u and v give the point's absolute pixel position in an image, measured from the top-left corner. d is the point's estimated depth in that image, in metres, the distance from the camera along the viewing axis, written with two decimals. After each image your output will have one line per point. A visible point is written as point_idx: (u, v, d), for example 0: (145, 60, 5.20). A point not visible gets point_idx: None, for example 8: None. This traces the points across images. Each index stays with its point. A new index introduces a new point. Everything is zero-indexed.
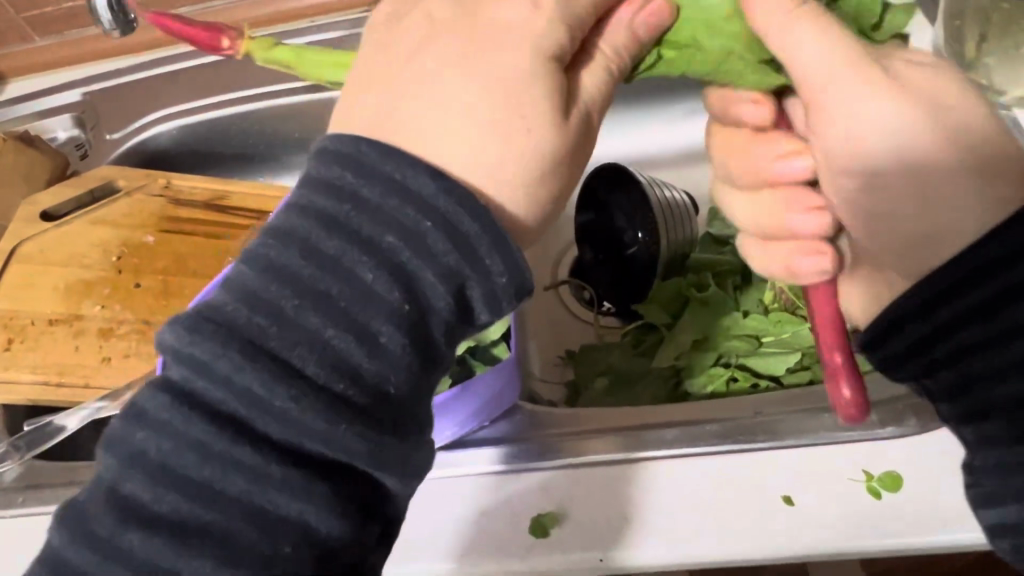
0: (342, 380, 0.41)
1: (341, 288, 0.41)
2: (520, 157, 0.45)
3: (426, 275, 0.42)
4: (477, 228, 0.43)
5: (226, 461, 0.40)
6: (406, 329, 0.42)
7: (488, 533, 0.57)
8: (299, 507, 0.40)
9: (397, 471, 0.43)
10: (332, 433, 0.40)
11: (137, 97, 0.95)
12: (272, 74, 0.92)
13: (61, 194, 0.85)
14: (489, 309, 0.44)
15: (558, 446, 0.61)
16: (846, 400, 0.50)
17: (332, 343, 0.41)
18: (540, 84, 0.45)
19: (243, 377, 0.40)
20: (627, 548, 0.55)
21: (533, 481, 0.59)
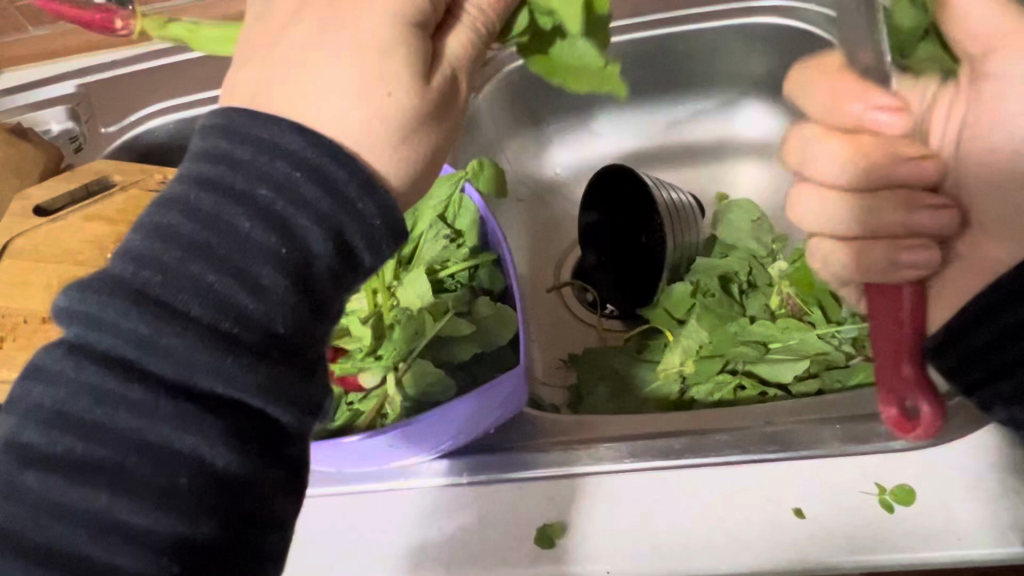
0: (229, 321, 0.38)
1: (220, 239, 0.39)
2: (384, 113, 0.43)
3: (302, 220, 0.40)
4: (347, 175, 0.42)
5: (119, 401, 0.37)
6: (287, 270, 0.40)
7: (471, 544, 0.56)
8: (193, 441, 0.38)
9: (290, 409, 0.40)
10: (221, 365, 0.38)
11: (132, 91, 0.93)
12: None
13: (56, 188, 0.83)
14: (372, 253, 0.43)
15: (564, 455, 0.60)
16: (927, 416, 0.53)
17: (214, 287, 0.38)
18: (399, 48, 0.43)
19: (132, 320, 0.37)
20: (638, 559, 0.54)
21: (513, 491, 0.58)
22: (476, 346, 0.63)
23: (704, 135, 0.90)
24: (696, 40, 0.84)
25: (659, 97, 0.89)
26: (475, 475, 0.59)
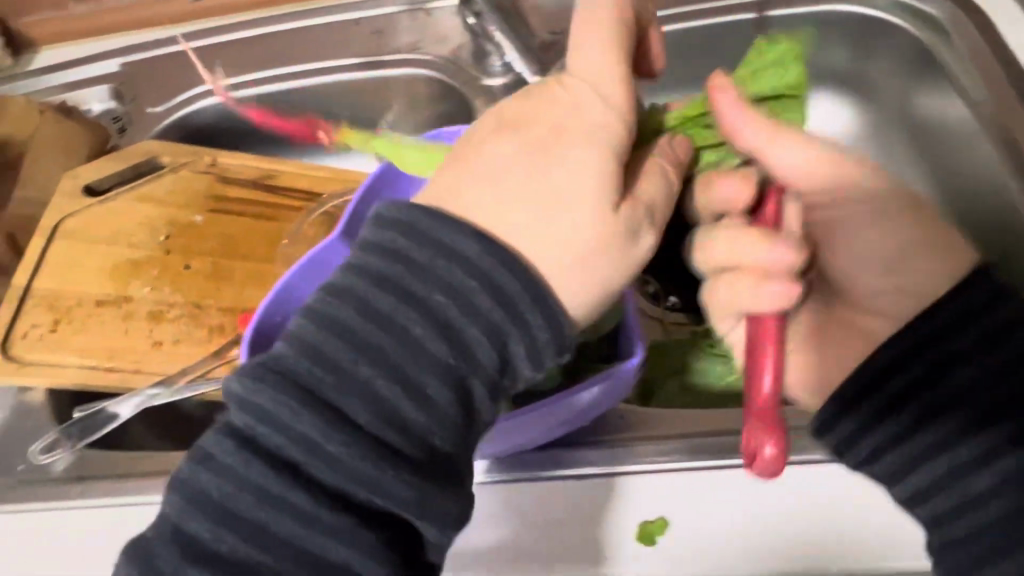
0: (393, 432, 0.42)
1: (399, 348, 0.42)
2: (571, 241, 0.46)
3: (472, 330, 0.43)
4: (519, 286, 0.45)
5: (280, 502, 0.41)
6: (453, 385, 0.43)
7: (567, 543, 0.54)
8: (345, 552, 0.40)
9: (445, 526, 0.43)
10: (382, 477, 0.41)
11: (177, 73, 0.91)
12: (326, 51, 0.88)
13: (104, 168, 0.80)
14: (532, 365, 0.45)
15: (653, 450, 0.57)
16: (769, 455, 0.44)
17: (383, 396, 0.42)
18: (594, 176, 0.46)
19: (310, 427, 0.41)
20: (742, 559, 0.52)
21: (571, 491, 0.56)
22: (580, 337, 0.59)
23: None
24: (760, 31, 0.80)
25: None
26: (528, 473, 0.57)
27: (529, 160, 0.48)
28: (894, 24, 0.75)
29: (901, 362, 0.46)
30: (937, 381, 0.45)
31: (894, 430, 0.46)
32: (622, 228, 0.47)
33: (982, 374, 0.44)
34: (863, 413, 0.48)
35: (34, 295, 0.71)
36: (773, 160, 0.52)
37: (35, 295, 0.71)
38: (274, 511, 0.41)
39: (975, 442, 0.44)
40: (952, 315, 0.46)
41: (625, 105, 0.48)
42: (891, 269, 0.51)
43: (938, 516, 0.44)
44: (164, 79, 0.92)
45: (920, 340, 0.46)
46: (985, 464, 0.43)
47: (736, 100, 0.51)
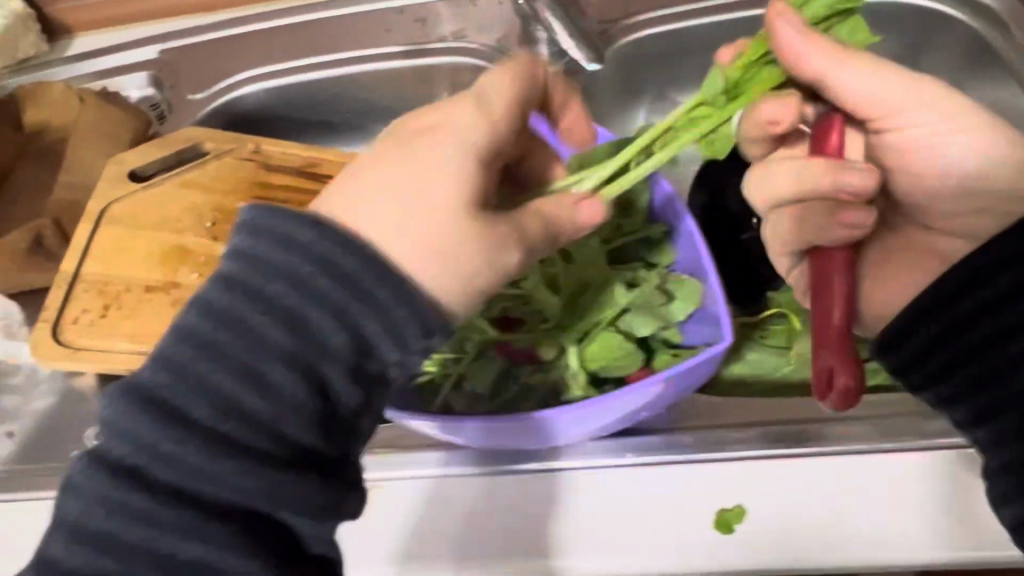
0: (234, 424, 0.40)
1: (241, 343, 0.41)
2: (416, 233, 0.43)
3: (313, 317, 0.41)
4: (358, 267, 0.42)
5: (142, 515, 0.39)
6: (303, 372, 0.41)
7: (632, 532, 0.52)
8: (201, 550, 0.39)
9: (311, 513, 0.41)
10: (217, 469, 0.39)
11: (219, 59, 0.91)
12: (369, 39, 0.87)
13: (148, 154, 0.80)
14: (394, 346, 0.42)
15: (723, 437, 0.54)
16: (845, 386, 0.46)
17: (222, 388, 0.40)
18: (453, 173, 0.44)
19: (155, 431, 0.39)
20: (821, 550, 0.49)
21: (556, 484, 0.55)
22: (654, 325, 0.50)
23: None
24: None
25: None
26: (507, 466, 0.56)
27: (396, 162, 0.45)
28: (949, 15, 0.75)
29: (941, 304, 0.50)
30: (978, 323, 0.49)
31: (940, 360, 0.51)
32: (479, 234, 0.44)
33: (1015, 320, 0.47)
34: (914, 340, 0.52)
35: (82, 280, 0.70)
36: (842, 87, 0.49)
37: (84, 280, 0.70)
38: (154, 527, 0.39)
39: (1012, 376, 0.47)
40: (988, 265, 0.49)
41: (504, 113, 0.46)
42: (964, 193, 0.53)
43: (978, 439, 0.48)
44: (203, 65, 0.91)
45: (958, 286, 0.50)
46: (1006, 404, 0.47)
47: (801, 31, 0.48)
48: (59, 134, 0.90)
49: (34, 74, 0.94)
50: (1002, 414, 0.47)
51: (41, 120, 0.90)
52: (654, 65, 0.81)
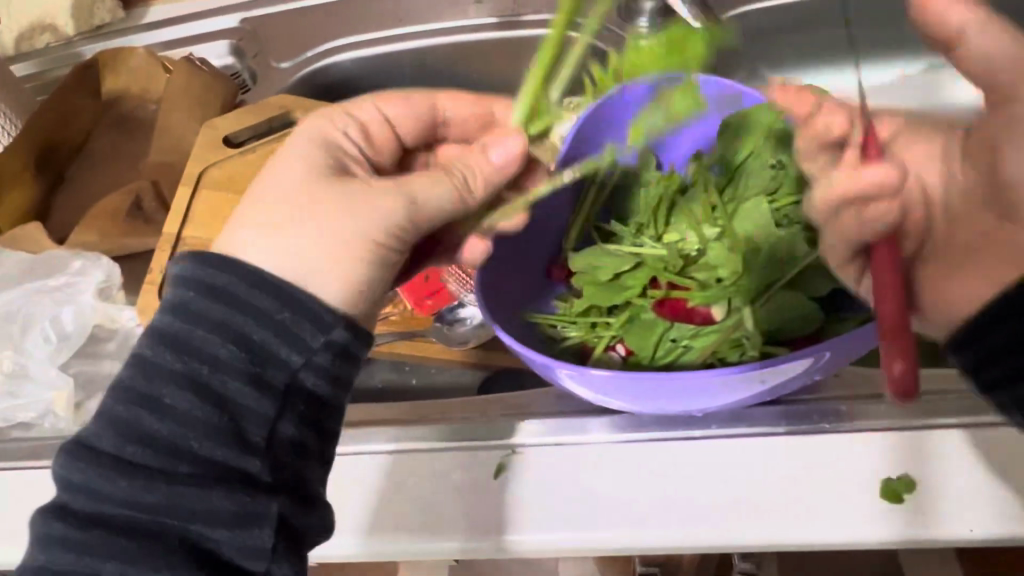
0: (137, 448, 0.41)
1: (137, 373, 0.42)
2: (293, 207, 0.45)
3: (198, 331, 0.42)
4: (237, 280, 0.43)
5: (65, 543, 0.40)
6: (193, 389, 0.41)
7: (759, 502, 0.50)
8: (117, 567, 0.39)
9: (224, 523, 0.41)
10: (116, 490, 0.40)
11: (304, 27, 0.89)
12: (461, 9, 0.86)
13: (242, 120, 0.77)
14: (287, 345, 0.43)
15: (867, 410, 0.52)
16: (898, 373, 0.36)
17: (121, 416, 0.41)
18: (305, 157, 0.48)
19: (65, 466, 0.41)
20: (924, 522, 0.48)
21: (695, 453, 0.52)
22: (832, 283, 0.51)
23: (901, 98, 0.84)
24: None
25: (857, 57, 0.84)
26: (647, 431, 0.54)
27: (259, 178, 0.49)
28: None
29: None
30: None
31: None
32: (349, 191, 0.46)
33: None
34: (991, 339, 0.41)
35: (185, 244, 0.69)
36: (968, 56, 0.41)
37: (188, 244, 0.69)
38: (72, 553, 0.39)
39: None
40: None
41: (340, 123, 0.52)
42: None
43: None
44: (289, 33, 0.89)
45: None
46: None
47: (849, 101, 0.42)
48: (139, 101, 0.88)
49: (111, 41, 0.93)
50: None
51: (119, 85, 0.87)
52: (752, 41, 0.80)
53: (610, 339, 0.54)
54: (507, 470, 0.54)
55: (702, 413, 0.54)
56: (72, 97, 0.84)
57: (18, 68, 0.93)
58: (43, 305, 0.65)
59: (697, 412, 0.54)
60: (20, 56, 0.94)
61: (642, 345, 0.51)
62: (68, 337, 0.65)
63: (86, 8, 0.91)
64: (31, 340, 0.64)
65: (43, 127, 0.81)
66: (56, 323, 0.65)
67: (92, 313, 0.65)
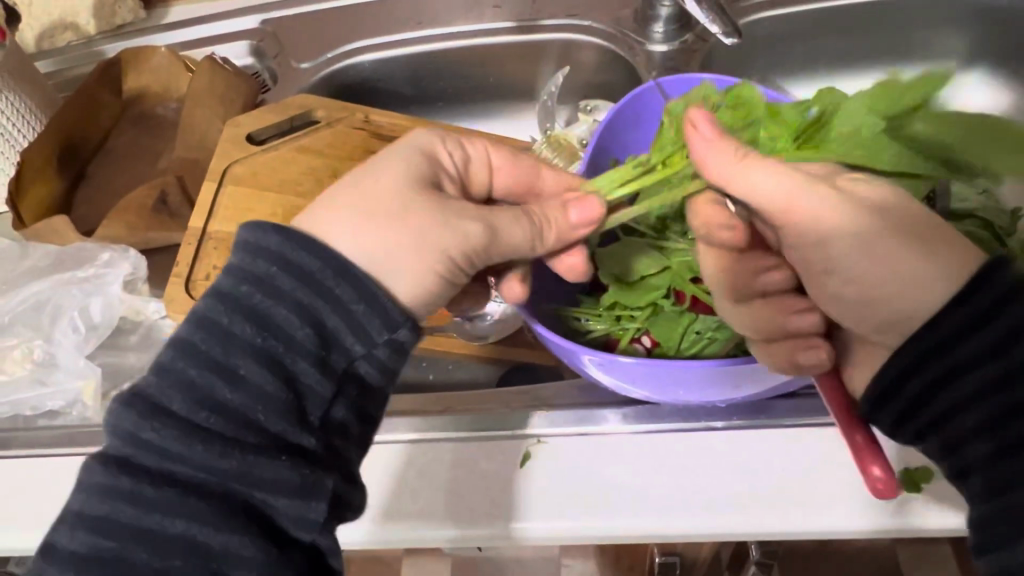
0: (210, 415, 0.41)
1: (214, 342, 0.42)
2: (383, 211, 0.47)
3: (277, 311, 0.43)
4: (321, 265, 0.45)
5: (134, 497, 0.40)
6: (268, 365, 0.42)
7: (778, 488, 0.51)
8: (186, 523, 0.40)
9: (286, 493, 0.42)
10: (190, 454, 0.41)
11: (322, 29, 0.90)
12: (478, 12, 0.87)
13: (265, 119, 0.78)
14: (355, 335, 0.45)
15: None
16: (875, 476, 0.41)
17: (196, 382, 0.42)
18: (403, 162, 0.50)
19: (133, 422, 0.41)
20: (923, 511, 0.50)
21: (713, 442, 0.54)
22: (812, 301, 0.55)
23: None
24: (919, 10, 0.80)
25: (867, 65, 0.86)
26: (667, 422, 0.55)
27: (362, 168, 0.50)
28: None
29: (912, 370, 0.44)
30: (960, 380, 0.43)
31: (928, 419, 0.44)
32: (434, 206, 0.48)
33: (1003, 367, 0.41)
34: (894, 407, 0.46)
35: (211, 237, 0.70)
36: (755, 190, 0.45)
37: (213, 237, 0.70)
38: (139, 506, 0.40)
39: (997, 439, 0.41)
40: (969, 318, 0.42)
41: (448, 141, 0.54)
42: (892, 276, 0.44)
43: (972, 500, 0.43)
44: (309, 34, 0.91)
45: (943, 338, 0.43)
46: (1006, 459, 0.41)
47: (713, 130, 0.46)
48: (160, 100, 0.89)
49: (132, 41, 0.94)
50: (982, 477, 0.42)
51: (140, 85, 0.88)
52: (764, 47, 0.82)
53: (635, 331, 0.57)
54: (532, 458, 0.55)
55: (724, 404, 0.55)
56: (96, 94, 0.85)
57: (39, 65, 0.94)
58: (71, 296, 0.66)
59: (718, 404, 0.55)
60: (42, 53, 0.95)
61: (667, 335, 0.55)
62: (95, 327, 0.66)
63: (108, 7, 0.93)
64: (59, 330, 0.65)
65: (68, 123, 0.82)
66: (83, 314, 0.66)
67: (119, 304, 0.67)
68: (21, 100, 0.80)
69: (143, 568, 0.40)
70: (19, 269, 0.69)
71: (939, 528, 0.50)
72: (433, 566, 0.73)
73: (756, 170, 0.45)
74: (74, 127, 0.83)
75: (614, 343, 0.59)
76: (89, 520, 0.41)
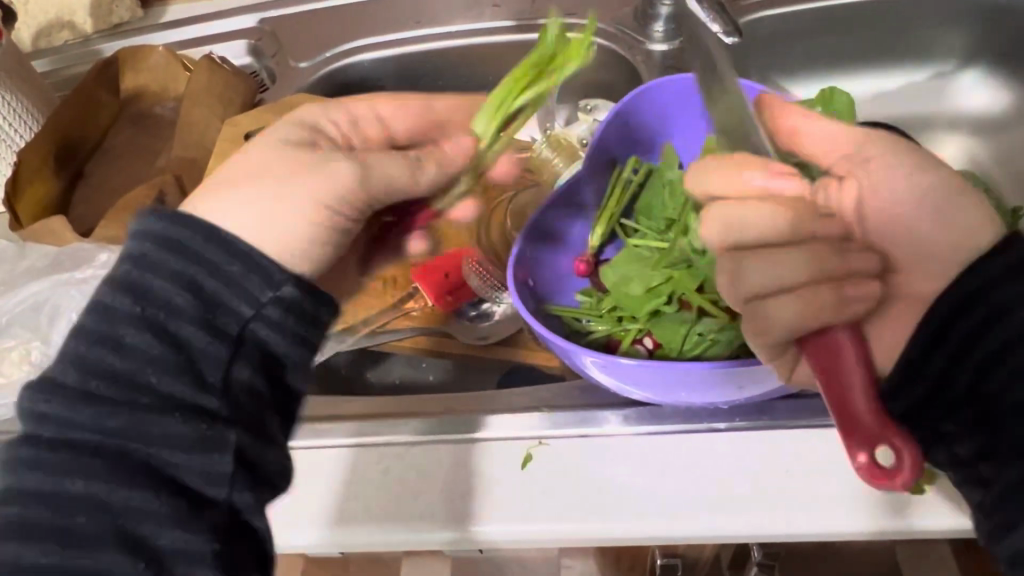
0: (100, 382, 0.43)
1: (101, 317, 0.44)
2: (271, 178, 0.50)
3: (154, 282, 0.45)
4: (190, 236, 0.46)
5: (38, 466, 0.42)
6: (151, 331, 0.44)
7: (777, 489, 0.51)
8: (85, 484, 0.41)
9: (183, 447, 0.43)
10: (81, 417, 0.42)
11: (321, 28, 0.90)
12: (477, 12, 0.87)
13: (263, 118, 0.77)
14: (237, 296, 0.46)
15: None
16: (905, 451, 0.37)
17: (85, 357, 0.43)
18: (291, 133, 0.53)
19: (32, 397, 0.43)
20: (926, 513, 0.50)
21: (714, 444, 0.54)
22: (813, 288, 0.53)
23: (910, 104, 0.86)
24: (919, 10, 0.80)
25: (868, 64, 0.85)
26: (670, 424, 0.55)
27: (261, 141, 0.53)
28: None
29: (928, 347, 0.43)
30: (975, 351, 0.43)
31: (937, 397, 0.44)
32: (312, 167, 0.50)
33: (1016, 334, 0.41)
34: (920, 385, 0.44)
35: None
36: (810, 132, 0.49)
37: None
38: (42, 472, 0.42)
39: None
40: (997, 272, 0.42)
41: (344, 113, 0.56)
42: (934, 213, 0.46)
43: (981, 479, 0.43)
44: (308, 34, 0.90)
45: (968, 296, 0.43)
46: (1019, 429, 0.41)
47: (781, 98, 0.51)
48: (158, 100, 0.89)
49: (128, 39, 0.93)
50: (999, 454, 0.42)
51: (138, 84, 0.88)
52: (765, 46, 0.82)
53: (637, 332, 0.57)
54: (534, 460, 0.55)
55: (727, 405, 0.55)
56: (93, 93, 0.85)
57: (35, 63, 0.93)
58: (70, 296, 0.65)
59: (721, 405, 0.55)
60: (38, 52, 0.94)
61: (669, 337, 0.55)
62: None
63: (105, 6, 0.92)
64: (57, 331, 0.65)
65: (65, 122, 0.81)
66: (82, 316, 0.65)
67: None
68: (17, 99, 0.79)
69: (54, 528, 0.41)
70: (17, 269, 0.69)
71: (943, 530, 0.49)
72: (431, 568, 0.72)
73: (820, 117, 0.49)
74: (71, 127, 0.83)
75: (616, 345, 0.59)
76: (8, 492, 0.42)
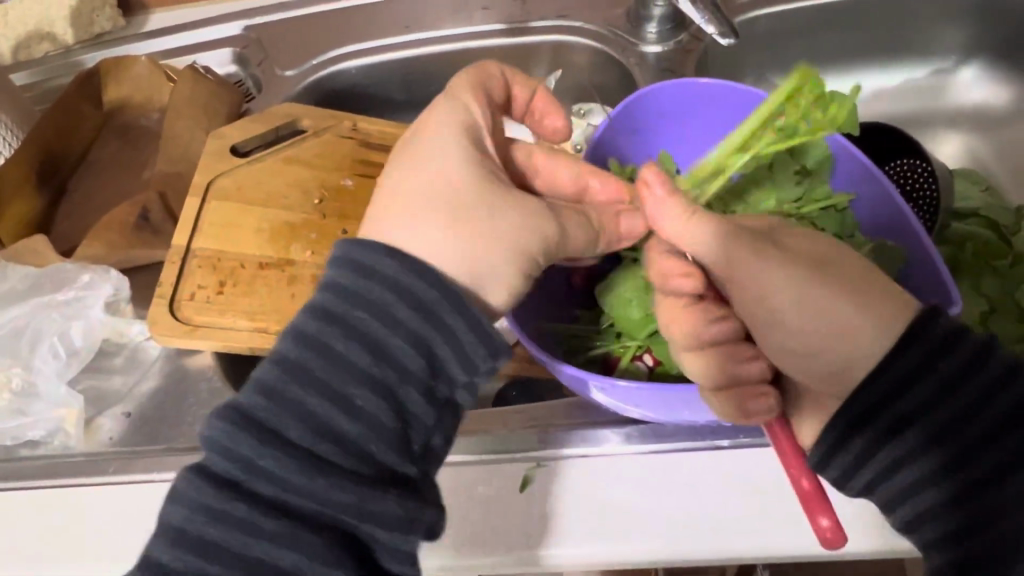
0: (327, 444, 0.40)
1: (330, 369, 0.41)
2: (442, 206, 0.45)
3: (394, 342, 0.42)
4: (435, 294, 0.43)
5: (231, 517, 0.39)
6: (383, 396, 0.41)
7: (785, 509, 0.49)
8: (292, 556, 0.39)
9: (391, 526, 0.41)
10: (310, 484, 0.39)
11: (307, 35, 0.88)
12: (466, 14, 0.85)
13: (249, 129, 0.75)
14: (463, 369, 0.44)
15: None
16: (823, 530, 0.41)
17: (315, 413, 0.41)
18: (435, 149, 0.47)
19: (251, 447, 0.40)
20: None
21: (717, 462, 0.52)
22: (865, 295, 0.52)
23: (909, 102, 0.84)
24: (918, 6, 0.78)
25: (867, 61, 0.84)
26: (673, 442, 0.53)
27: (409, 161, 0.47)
28: None
29: (861, 423, 0.44)
30: (922, 415, 0.42)
31: (879, 468, 0.43)
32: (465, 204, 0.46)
33: (964, 407, 0.42)
34: (857, 446, 0.44)
35: (194, 256, 0.68)
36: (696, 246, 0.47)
37: (197, 256, 0.67)
38: (245, 532, 0.39)
39: (982, 458, 0.41)
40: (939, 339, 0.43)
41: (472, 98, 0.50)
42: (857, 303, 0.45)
43: (929, 544, 0.42)
44: (293, 40, 0.88)
45: (912, 364, 0.43)
46: (973, 497, 0.41)
47: (663, 188, 0.47)
48: (140, 111, 0.87)
49: (110, 49, 0.91)
50: (951, 518, 0.41)
51: (121, 96, 0.86)
52: (761, 45, 0.80)
53: (636, 349, 0.56)
54: (532, 483, 0.53)
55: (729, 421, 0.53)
56: (75, 106, 0.83)
57: (15, 76, 0.91)
58: (52, 320, 0.64)
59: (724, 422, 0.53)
60: (18, 64, 0.92)
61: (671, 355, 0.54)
62: (76, 351, 0.64)
63: (86, 16, 0.90)
64: (40, 357, 0.63)
65: (46, 137, 0.79)
66: (63, 340, 0.64)
67: (101, 327, 0.65)
68: None
69: None
70: None
71: None
72: None
73: (698, 229, 0.46)
74: (52, 141, 0.80)
75: (614, 362, 0.57)
76: (180, 532, 0.40)
